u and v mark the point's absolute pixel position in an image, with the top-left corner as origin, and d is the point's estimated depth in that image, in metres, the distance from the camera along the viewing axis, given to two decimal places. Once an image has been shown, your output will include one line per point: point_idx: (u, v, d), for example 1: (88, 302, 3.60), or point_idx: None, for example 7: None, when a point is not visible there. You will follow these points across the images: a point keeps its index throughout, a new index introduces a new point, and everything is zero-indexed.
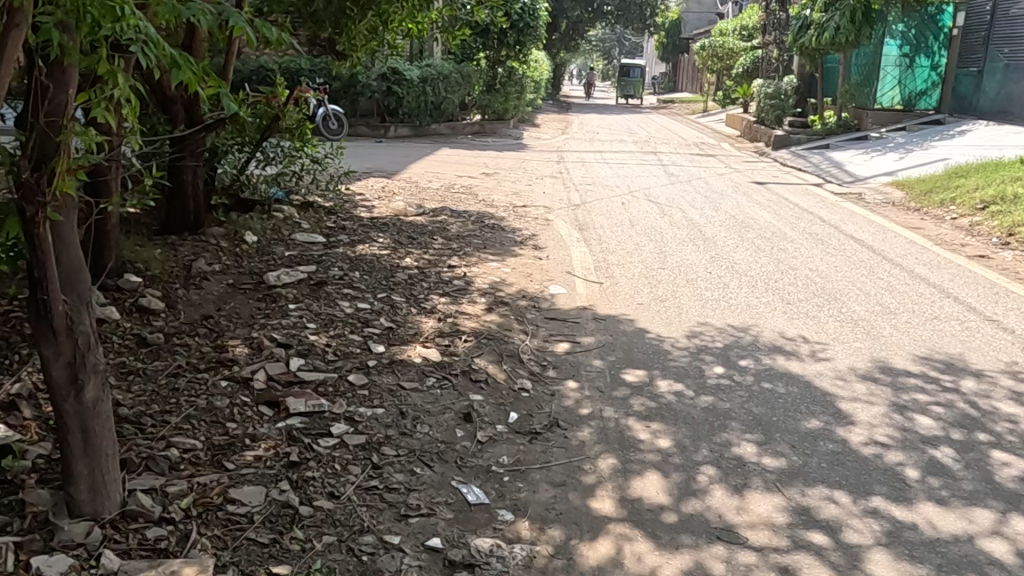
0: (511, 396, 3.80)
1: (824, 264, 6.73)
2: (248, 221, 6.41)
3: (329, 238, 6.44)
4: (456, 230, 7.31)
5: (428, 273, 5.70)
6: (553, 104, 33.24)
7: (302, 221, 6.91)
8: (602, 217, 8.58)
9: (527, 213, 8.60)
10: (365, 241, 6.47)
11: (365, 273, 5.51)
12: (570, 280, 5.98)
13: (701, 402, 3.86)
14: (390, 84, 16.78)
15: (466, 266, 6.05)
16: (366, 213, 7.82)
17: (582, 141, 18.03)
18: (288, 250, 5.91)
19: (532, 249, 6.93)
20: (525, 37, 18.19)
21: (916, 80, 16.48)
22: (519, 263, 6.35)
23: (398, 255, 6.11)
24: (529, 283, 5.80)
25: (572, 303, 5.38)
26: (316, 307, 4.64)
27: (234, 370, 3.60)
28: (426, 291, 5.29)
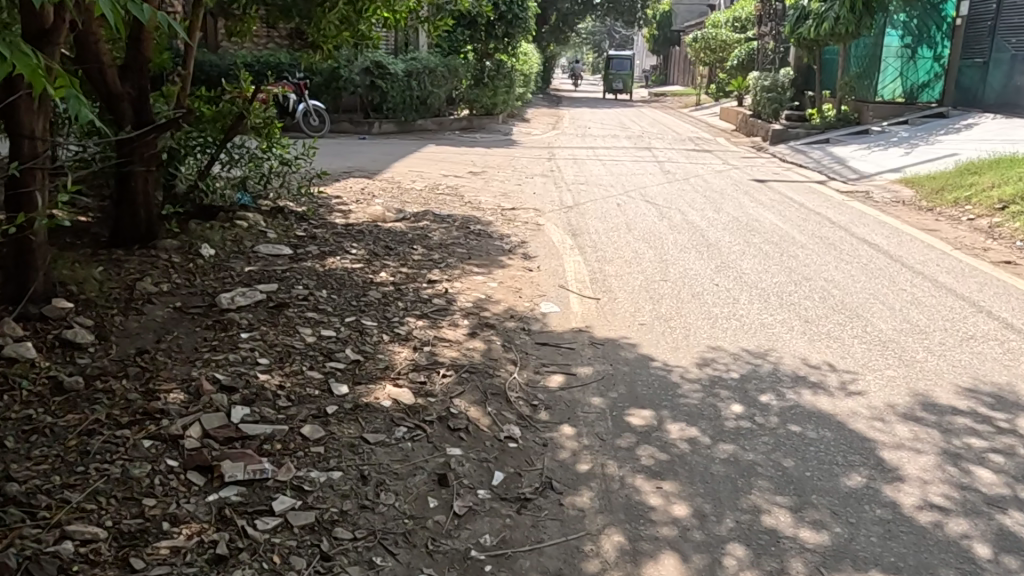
0: (496, 448, 3.21)
1: (840, 272, 6.17)
2: (206, 230, 5.80)
3: (297, 250, 5.83)
4: (439, 237, 6.73)
5: (405, 290, 5.11)
6: (542, 100, 32.61)
7: (268, 229, 6.29)
8: (596, 220, 8.01)
9: (516, 217, 8.02)
10: (337, 252, 5.87)
11: (334, 292, 4.90)
12: (563, 295, 5.40)
13: (720, 453, 3.28)
14: (374, 78, 16.12)
15: (448, 280, 5.46)
16: (341, 219, 7.21)
17: (573, 136, 17.43)
18: (249, 264, 5.30)
19: (521, 258, 6.34)
20: (514, 29, 17.74)
21: (919, 71, 15.87)
22: (507, 276, 5.76)
23: (372, 269, 5.51)
24: (518, 300, 5.22)
25: (566, 324, 4.79)
26: (271, 336, 4.03)
27: (163, 425, 2.99)
28: (402, 312, 4.70)
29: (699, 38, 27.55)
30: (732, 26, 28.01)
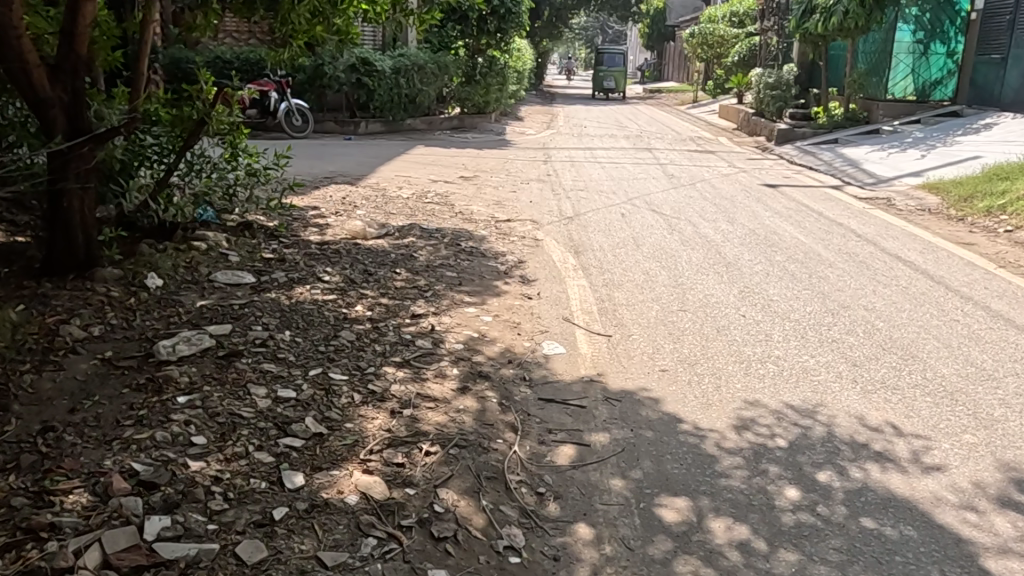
0: (493, 567, 2.46)
1: (879, 298, 5.45)
2: (156, 255, 5.04)
3: (260, 277, 5.06)
4: (426, 258, 5.98)
5: (384, 329, 4.36)
6: (535, 96, 31.85)
7: (230, 251, 5.52)
8: (599, 233, 7.28)
9: (512, 230, 7.29)
10: (307, 278, 5.11)
11: (300, 333, 4.15)
12: (569, 331, 4.66)
13: (782, 565, 2.56)
14: (360, 75, 15.33)
15: (435, 314, 4.72)
16: (315, 236, 6.44)
17: (568, 136, 16.74)
18: (202, 297, 4.54)
19: (518, 283, 5.59)
20: (507, 24, 17.07)
21: (931, 68, 15.21)
22: (502, 306, 5.02)
23: (346, 300, 4.74)
24: (517, 339, 4.48)
25: (573, 371, 4.04)
26: (215, 400, 3.28)
27: (49, 551, 2.25)
28: (378, 359, 3.94)
29: (697, 33, 26.96)
30: (730, 21, 27.31)
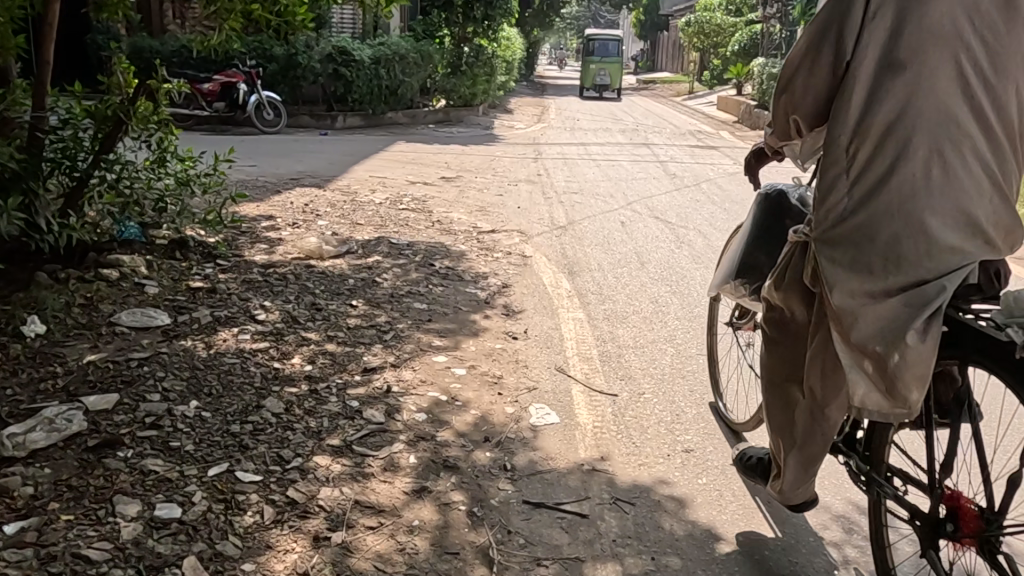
0: None
1: None
2: (45, 292, 4.02)
3: (179, 316, 4.06)
4: (390, 284, 5.00)
5: (324, 393, 3.36)
6: (523, 87, 30.90)
7: (149, 279, 4.52)
8: (597, 247, 6.33)
9: (496, 244, 6.33)
10: (238, 315, 4.11)
11: (210, 404, 3.15)
12: (563, 389, 3.68)
13: None
14: (337, 65, 14.34)
15: (394, 364, 3.73)
16: (261, 256, 5.43)
17: (562, 129, 15.75)
18: (94, 349, 3.55)
19: (501, 317, 4.62)
20: (494, 11, 16.20)
21: None
22: (480, 351, 4.05)
23: (281, 349, 3.75)
24: (496, 401, 3.50)
25: (569, 455, 3.07)
26: (57, 528, 2.31)
27: None
28: (308, 443, 2.95)
29: (693, 22, 25.99)
30: (726, 9, 26.39)
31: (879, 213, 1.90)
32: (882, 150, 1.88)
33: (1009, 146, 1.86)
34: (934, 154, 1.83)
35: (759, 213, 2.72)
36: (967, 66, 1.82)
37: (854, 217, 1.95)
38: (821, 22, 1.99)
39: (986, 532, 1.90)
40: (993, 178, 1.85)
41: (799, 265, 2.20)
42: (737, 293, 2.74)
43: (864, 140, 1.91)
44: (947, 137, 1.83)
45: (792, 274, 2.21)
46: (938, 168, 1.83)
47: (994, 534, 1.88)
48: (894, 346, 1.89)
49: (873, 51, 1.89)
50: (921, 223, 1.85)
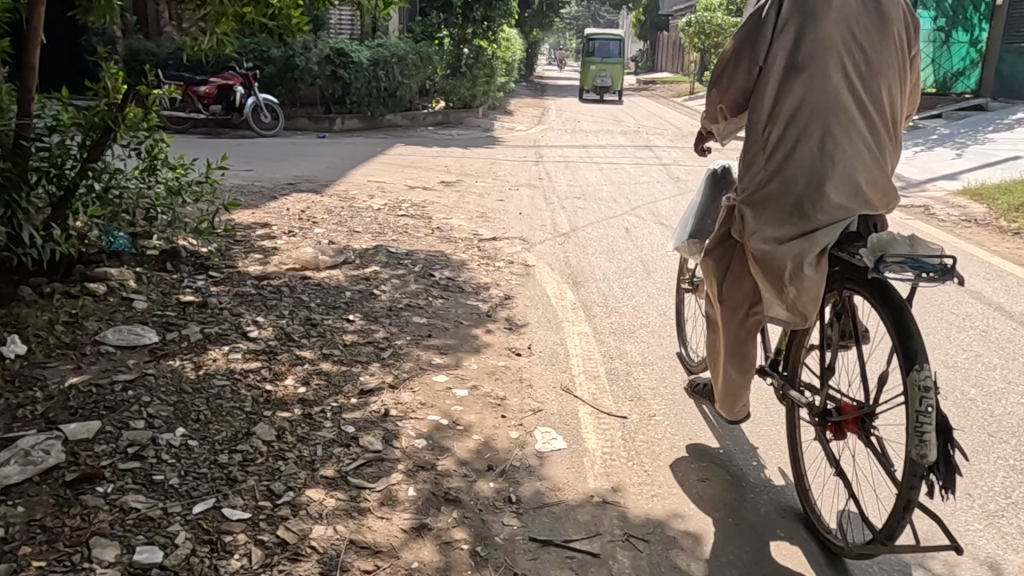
0: None
1: (956, 349, 4.36)
2: (27, 309, 3.85)
3: (167, 333, 3.88)
4: (389, 296, 4.82)
5: (319, 418, 3.19)
6: (523, 87, 30.69)
7: (138, 294, 4.34)
8: (602, 255, 6.16)
9: (498, 252, 6.16)
10: (229, 332, 3.94)
11: (198, 431, 2.98)
12: (569, 410, 3.51)
13: None
14: (336, 67, 14.17)
15: (393, 385, 3.56)
16: (254, 267, 5.25)
17: (563, 131, 15.59)
18: (77, 370, 3.38)
19: (504, 332, 4.45)
20: (494, 12, 16.02)
21: (952, 59, 14.32)
22: (483, 369, 3.88)
23: (274, 369, 3.57)
24: (501, 425, 3.33)
25: (578, 485, 2.89)
26: None
27: None
28: (301, 474, 2.78)
29: (693, 22, 25.81)
30: (727, 9, 26.23)
31: (787, 172, 2.49)
32: (787, 130, 2.49)
33: (880, 128, 2.49)
34: (826, 132, 2.44)
35: (708, 191, 3.30)
36: (848, 69, 2.45)
37: (766, 181, 2.54)
38: (747, 29, 2.61)
39: (864, 420, 2.37)
40: (871, 151, 2.47)
41: (725, 222, 2.80)
42: (691, 252, 3.31)
43: (773, 123, 2.52)
44: (835, 120, 2.44)
45: (718, 227, 2.81)
46: (831, 141, 2.44)
47: (869, 418, 2.36)
48: (790, 275, 2.48)
49: (783, 50, 2.51)
50: (814, 183, 2.45)
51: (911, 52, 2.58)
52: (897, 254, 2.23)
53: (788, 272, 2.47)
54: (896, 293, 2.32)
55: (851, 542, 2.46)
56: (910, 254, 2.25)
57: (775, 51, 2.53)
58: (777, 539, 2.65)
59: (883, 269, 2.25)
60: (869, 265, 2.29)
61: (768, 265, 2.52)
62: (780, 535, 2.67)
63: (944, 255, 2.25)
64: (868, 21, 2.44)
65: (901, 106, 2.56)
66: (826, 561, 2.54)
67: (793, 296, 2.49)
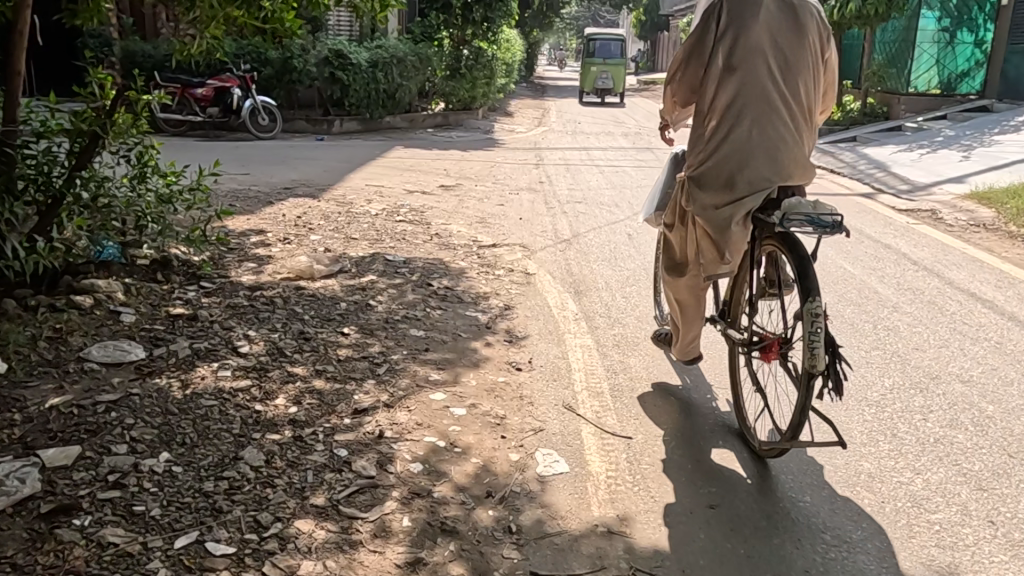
0: None
1: (970, 362, 4.23)
2: (10, 325, 3.71)
3: (155, 348, 3.75)
4: (386, 307, 4.69)
5: (309, 441, 3.05)
6: (524, 89, 30.43)
7: (126, 306, 4.21)
8: (604, 262, 6.02)
9: (498, 260, 6.02)
10: (220, 348, 3.80)
11: (183, 457, 2.85)
12: (572, 430, 3.37)
13: None
14: (334, 69, 14.03)
15: (388, 404, 3.42)
16: (248, 276, 5.12)
17: (564, 133, 15.44)
18: (58, 390, 3.24)
19: (504, 344, 4.32)
20: (494, 13, 15.86)
21: (957, 59, 13.98)
22: (483, 385, 3.74)
23: (264, 388, 3.43)
24: (500, 446, 3.19)
25: (582, 513, 2.76)
26: None
27: None
28: (290, 503, 2.64)
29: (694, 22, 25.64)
30: None
31: (718, 152, 3.07)
32: (724, 120, 3.05)
33: (799, 116, 3.06)
34: (755, 120, 3.01)
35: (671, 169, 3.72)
36: (773, 68, 3.01)
37: (704, 160, 3.11)
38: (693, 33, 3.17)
39: (784, 348, 2.98)
40: (792, 132, 3.04)
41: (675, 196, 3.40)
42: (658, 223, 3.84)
43: (713, 115, 3.09)
44: (759, 110, 3.01)
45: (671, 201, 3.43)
46: (759, 127, 3.01)
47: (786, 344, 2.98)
48: (723, 236, 3.07)
49: (719, 49, 3.06)
50: (745, 161, 3.03)
51: (824, 50, 3.15)
52: (797, 210, 2.81)
53: (724, 235, 3.06)
54: (799, 242, 2.90)
55: (774, 447, 3.07)
56: (811, 212, 2.82)
57: (712, 55, 3.09)
58: (718, 450, 3.26)
59: (787, 224, 2.83)
60: (776, 222, 2.87)
61: (708, 230, 3.10)
62: (722, 448, 3.28)
63: (838, 214, 2.83)
64: (788, 27, 2.99)
65: (817, 95, 3.14)
66: (756, 464, 3.16)
67: (729, 254, 3.09)
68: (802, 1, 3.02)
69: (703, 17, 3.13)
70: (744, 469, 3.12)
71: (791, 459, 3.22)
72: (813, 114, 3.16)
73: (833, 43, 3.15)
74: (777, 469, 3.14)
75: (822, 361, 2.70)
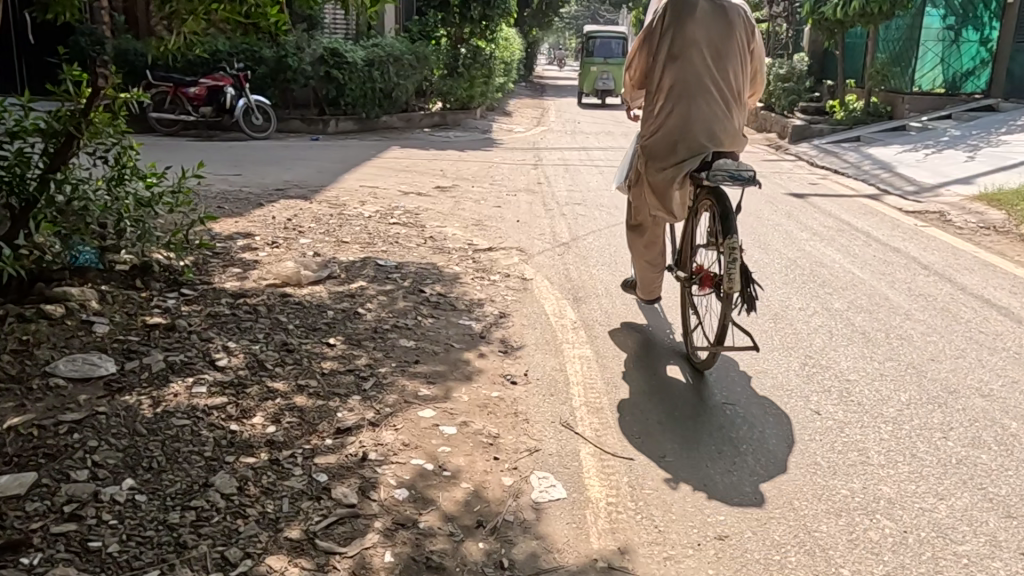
0: None
1: (991, 375, 4.01)
2: None
3: (127, 362, 3.53)
4: (376, 316, 4.47)
5: (287, 465, 2.83)
6: (524, 88, 30.18)
7: (100, 316, 3.99)
8: (604, 267, 5.81)
9: (494, 264, 5.81)
10: (196, 361, 3.58)
11: (148, 483, 2.63)
12: (570, 450, 3.16)
13: None
14: (329, 68, 13.82)
15: (374, 423, 3.21)
16: (232, 282, 4.90)
17: (562, 133, 15.23)
18: (18, 409, 3.02)
19: (499, 355, 4.10)
20: (493, 11, 15.64)
21: (963, 58, 13.77)
22: (476, 401, 3.53)
23: (242, 405, 3.22)
24: (493, 468, 2.98)
25: (579, 546, 2.55)
26: None
27: None
28: (262, 538, 2.43)
29: None
30: None
31: (662, 123, 3.87)
32: (667, 98, 3.85)
33: (728, 93, 3.86)
34: (693, 96, 3.80)
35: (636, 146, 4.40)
36: (706, 54, 3.81)
37: (653, 131, 3.92)
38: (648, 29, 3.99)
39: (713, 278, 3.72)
40: (723, 106, 3.84)
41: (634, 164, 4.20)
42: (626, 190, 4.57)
43: (659, 95, 3.90)
44: (694, 89, 3.80)
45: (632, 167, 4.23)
46: (696, 102, 3.79)
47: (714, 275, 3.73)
48: (666, 190, 3.87)
49: (665, 40, 3.88)
50: (686, 130, 3.81)
51: (749, 41, 3.97)
52: (722, 167, 3.56)
53: (670, 189, 3.85)
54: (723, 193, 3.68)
55: (708, 359, 3.82)
56: (732, 170, 3.57)
57: (661, 48, 3.91)
58: (667, 366, 4.03)
59: (714, 179, 3.57)
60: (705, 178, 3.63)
61: (657, 186, 3.90)
62: (671, 364, 4.06)
63: (753, 170, 3.58)
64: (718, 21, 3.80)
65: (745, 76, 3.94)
66: (696, 376, 3.91)
67: (675, 205, 3.88)
68: (729, 5, 3.84)
69: (651, 20, 3.98)
70: (686, 378, 3.89)
71: (724, 370, 4.01)
72: (742, 94, 3.96)
73: (757, 37, 3.97)
74: (712, 379, 3.90)
75: (737, 283, 3.46)
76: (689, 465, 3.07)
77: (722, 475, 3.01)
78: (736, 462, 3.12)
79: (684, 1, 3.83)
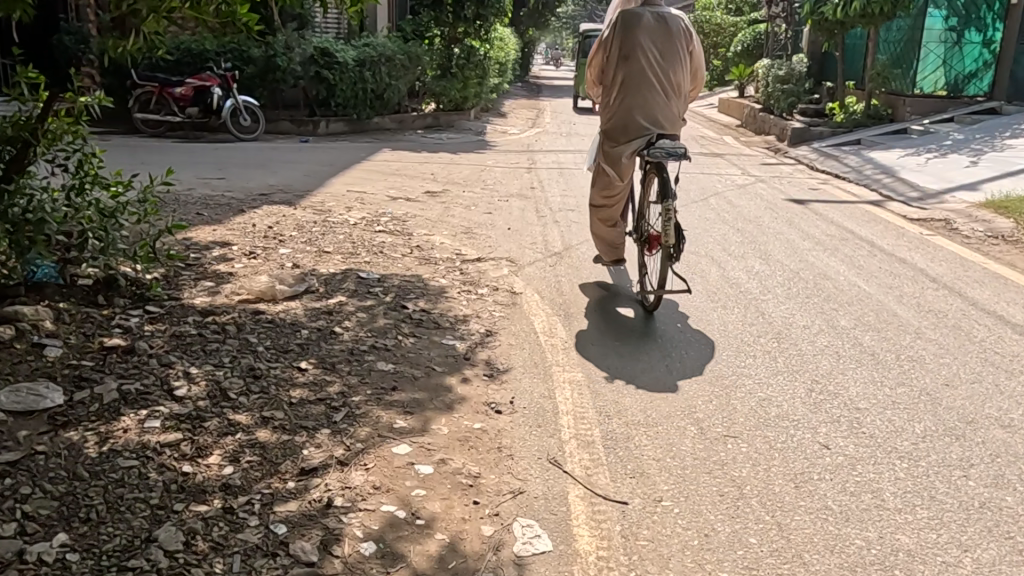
0: None
1: (1011, 403, 3.73)
2: None
3: (77, 392, 3.24)
4: (354, 335, 4.18)
5: (241, 514, 2.55)
6: (520, 89, 29.82)
7: (53, 339, 3.70)
8: (598, 279, 5.54)
9: (483, 277, 5.53)
10: (152, 390, 3.29)
11: (83, 539, 2.36)
12: (557, 492, 2.88)
13: None
14: (320, 68, 13.53)
15: (343, 461, 2.92)
16: (202, 298, 4.61)
17: (557, 135, 14.96)
18: None
19: (483, 379, 3.83)
20: (487, 11, 15.35)
21: (965, 59, 13.55)
22: (456, 434, 3.24)
23: (197, 442, 2.93)
24: (471, 515, 2.70)
25: None
26: None
27: None
28: None
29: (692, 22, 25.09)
30: (726, 9, 25.58)
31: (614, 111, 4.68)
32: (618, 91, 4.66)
33: (668, 88, 4.65)
34: (639, 88, 4.60)
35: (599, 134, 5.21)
36: (651, 53, 4.60)
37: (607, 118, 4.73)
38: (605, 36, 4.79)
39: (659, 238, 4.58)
40: (664, 95, 4.64)
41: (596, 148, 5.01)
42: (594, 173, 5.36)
43: (612, 90, 4.71)
44: (639, 83, 4.60)
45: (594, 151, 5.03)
46: (639, 94, 4.60)
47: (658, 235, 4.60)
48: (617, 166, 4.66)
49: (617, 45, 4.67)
50: (632, 115, 4.62)
51: (689, 45, 4.75)
52: (659, 145, 4.38)
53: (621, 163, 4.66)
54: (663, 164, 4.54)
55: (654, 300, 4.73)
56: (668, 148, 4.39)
57: (613, 51, 4.71)
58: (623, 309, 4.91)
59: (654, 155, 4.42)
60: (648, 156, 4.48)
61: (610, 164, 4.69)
62: (626, 308, 4.97)
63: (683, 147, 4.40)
64: (662, 27, 4.60)
65: (687, 70, 4.74)
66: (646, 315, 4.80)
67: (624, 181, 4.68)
68: (670, 17, 4.65)
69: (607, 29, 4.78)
70: (636, 317, 4.80)
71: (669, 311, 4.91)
72: (682, 88, 4.75)
73: (696, 41, 4.76)
74: (658, 317, 4.78)
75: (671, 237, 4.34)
76: (629, 373, 3.95)
77: (654, 378, 3.92)
78: (667, 370, 4.01)
79: (633, 14, 4.64)
